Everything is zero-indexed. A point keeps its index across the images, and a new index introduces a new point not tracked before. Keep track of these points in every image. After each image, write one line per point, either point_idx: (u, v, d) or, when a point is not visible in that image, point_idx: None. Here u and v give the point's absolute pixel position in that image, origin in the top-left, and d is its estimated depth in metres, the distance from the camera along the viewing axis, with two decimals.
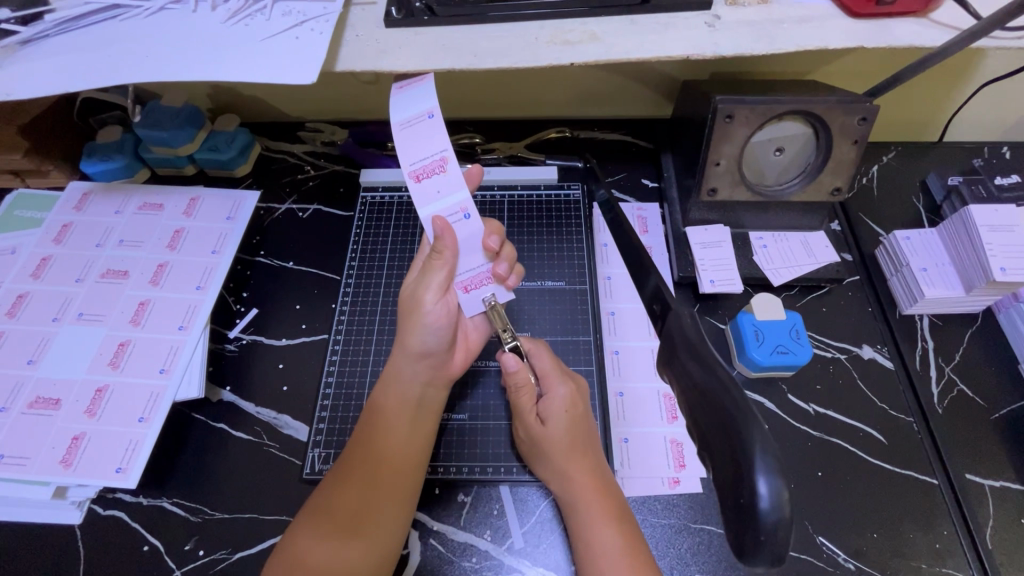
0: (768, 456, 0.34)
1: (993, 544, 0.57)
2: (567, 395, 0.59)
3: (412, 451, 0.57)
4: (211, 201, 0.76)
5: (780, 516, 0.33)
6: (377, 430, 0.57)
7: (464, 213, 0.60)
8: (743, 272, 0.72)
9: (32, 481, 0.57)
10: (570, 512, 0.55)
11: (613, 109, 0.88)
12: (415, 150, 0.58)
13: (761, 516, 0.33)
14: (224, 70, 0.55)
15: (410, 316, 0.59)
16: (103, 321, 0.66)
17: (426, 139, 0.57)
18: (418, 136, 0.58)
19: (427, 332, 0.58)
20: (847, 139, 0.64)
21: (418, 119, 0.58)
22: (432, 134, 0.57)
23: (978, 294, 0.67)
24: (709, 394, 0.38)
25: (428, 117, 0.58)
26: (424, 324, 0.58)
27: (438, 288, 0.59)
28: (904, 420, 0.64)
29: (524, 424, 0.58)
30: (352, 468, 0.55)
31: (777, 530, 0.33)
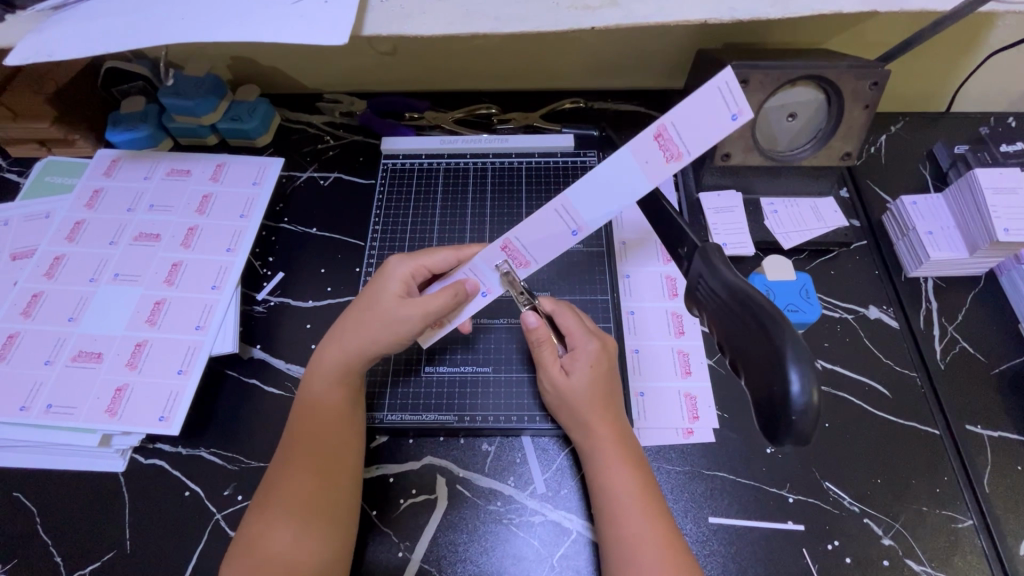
0: (803, 350, 0.37)
1: (990, 489, 0.60)
2: (592, 357, 0.60)
3: (343, 461, 0.56)
4: (238, 168, 0.78)
5: (811, 400, 0.37)
6: (302, 439, 0.57)
7: (485, 295, 0.61)
8: (755, 236, 0.74)
9: (80, 428, 0.60)
10: (589, 456, 0.58)
11: (626, 80, 0.90)
12: (534, 240, 0.58)
13: (793, 403, 0.37)
14: (255, 32, 0.57)
15: (387, 327, 0.59)
16: (139, 281, 0.68)
17: (552, 234, 0.57)
18: (551, 236, 0.57)
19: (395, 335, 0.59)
20: (858, 104, 0.66)
21: (565, 220, 0.56)
22: (558, 242, 0.57)
23: (981, 256, 0.69)
24: (739, 304, 0.42)
25: (571, 229, 0.56)
26: (397, 335, 0.59)
27: (423, 306, 0.58)
28: (907, 374, 0.67)
29: (548, 376, 0.61)
30: (297, 458, 0.56)
31: (806, 413, 0.37)
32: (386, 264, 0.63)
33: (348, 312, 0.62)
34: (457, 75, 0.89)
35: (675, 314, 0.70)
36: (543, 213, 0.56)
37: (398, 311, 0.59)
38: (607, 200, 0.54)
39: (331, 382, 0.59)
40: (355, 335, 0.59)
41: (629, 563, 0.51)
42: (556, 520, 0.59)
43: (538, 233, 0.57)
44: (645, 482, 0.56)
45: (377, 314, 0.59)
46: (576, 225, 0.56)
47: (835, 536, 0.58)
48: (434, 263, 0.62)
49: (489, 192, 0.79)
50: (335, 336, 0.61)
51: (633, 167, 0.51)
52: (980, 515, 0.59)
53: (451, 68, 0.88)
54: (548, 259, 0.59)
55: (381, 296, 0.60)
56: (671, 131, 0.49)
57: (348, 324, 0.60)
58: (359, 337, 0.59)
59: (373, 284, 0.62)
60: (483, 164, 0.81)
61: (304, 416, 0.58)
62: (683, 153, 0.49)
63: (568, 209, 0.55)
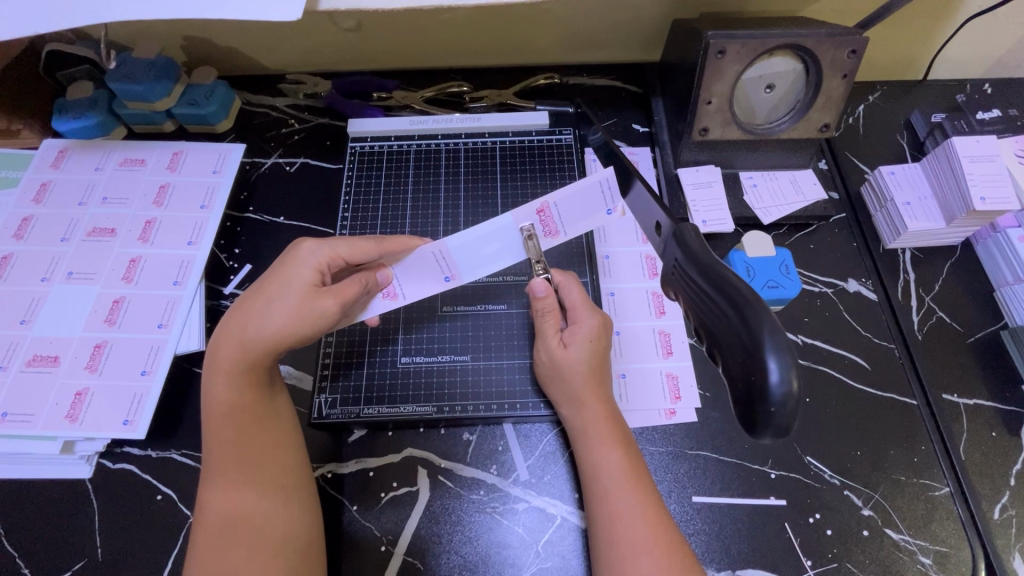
0: (780, 336, 0.36)
1: (965, 456, 0.61)
2: (595, 334, 0.60)
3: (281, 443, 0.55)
4: (196, 155, 0.74)
5: (790, 391, 0.36)
6: (232, 450, 0.53)
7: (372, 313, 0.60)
8: (734, 212, 0.73)
9: (39, 436, 0.57)
10: (579, 439, 0.57)
11: (602, 53, 0.87)
12: (410, 275, 0.60)
13: (771, 390, 0.36)
14: (203, 8, 0.53)
15: (299, 320, 0.53)
16: (95, 279, 0.65)
17: (425, 276, 0.60)
18: (422, 277, 0.60)
19: (302, 328, 0.53)
20: (837, 73, 0.64)
21: (440, 266, 0.59)
22: (430, 286, 0.60)
23: (958, 225, 0.69)
24: (714, 291, 0.40)
25: (444, 276, 0.60)
26: (305, 327, 0.54)
27: (336, 293, 0.54)
28: (885, 346, 0.67)
29: (546, 347, 0.60)
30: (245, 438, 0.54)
31: (786, 401, 0.36)
32: (299, 249, 0.56)
33: (253, 290, 0.56)
34: (425, 51, 0.86)
35: (656, 295, 0.69)
36: (419, 255, 0.58)
37: (311, 302, 0.53)
38: (480, 256, 0.59)
39: (232, 384, 0.54)
40: (273, 329, 0.53)
41: (618, 545, 0.51)
42: (541, 506, 0.59)
43: (411, 270, 0.59)
44: (633, 461, 0.55)
45: (287, 302, 0.53)
46: (449, 273, 0.60)
47: (816, 509, 0.59)
48: (354, 248, 0.56)
49: (462, 174, 0.76)
50: (235, 324, 0.55)
51: (514, 230, 0.58)
52: (955, 481, 0.60)
53: (420, 44, 0.84)
54: (415, 297, 0.60)
55: (293, 286, 0.54)
56: (552, 212, 0.58)
57: (254, 308, 0.54)
58: (269, 329, 0.53)
59: (275, 272, 0.56)
60: (455, 145, 0.78)
61: (219, 422, 0.54)
62: (560, 230, 0.59)
63: (445, 256, 0.58)
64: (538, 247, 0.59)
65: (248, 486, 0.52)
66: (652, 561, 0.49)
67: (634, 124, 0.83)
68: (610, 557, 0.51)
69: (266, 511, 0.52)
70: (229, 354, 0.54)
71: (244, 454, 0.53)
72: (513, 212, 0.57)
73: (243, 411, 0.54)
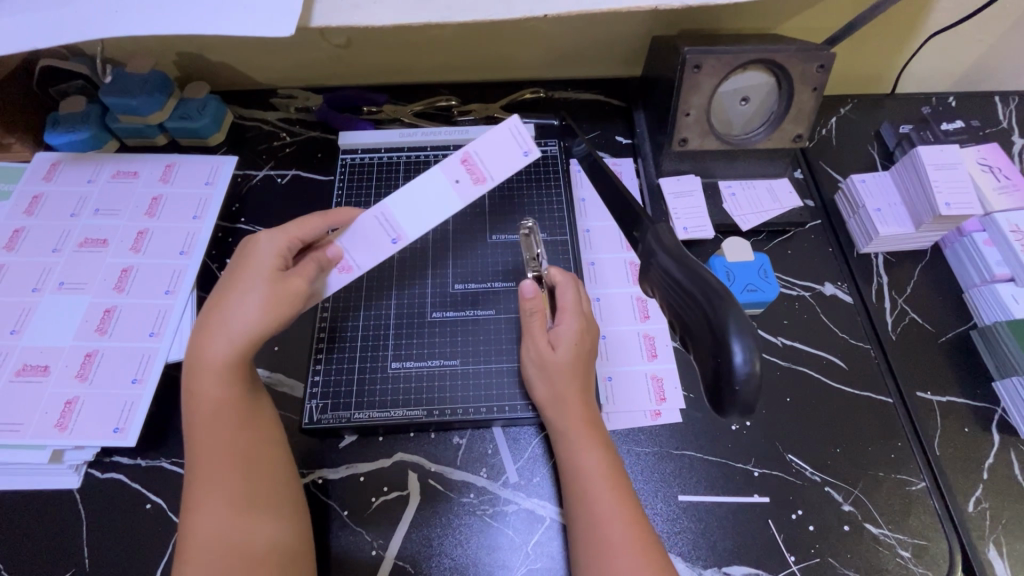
0: (745, 323, 0.39)
1: (940, 451, 0.63)
2: (581, 338, 0.61)
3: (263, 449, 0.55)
4: (189, 167, 0.75)
5: (753, 372, 0.38)
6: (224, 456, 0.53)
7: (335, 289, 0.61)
8: (714, 219, 0.75)
9: (28, 446, 0.57)
10: (560, 440, 0.59)
11: (585, 69, 0.90)
12: (359, 245, 0.60)
13: (736, 372, 0.39)
14: (200, 24, 0.54)
15: (274, 305, 0.54)
16: (86, 289, 0.65)
17: (373, 244, 0.60)
18: (371, 245, 0.60)
19: (279, 313, 0.54)
20: (807, 86, 0.68)
21: (385, 229, 0.61)
22: (378, 252, 0.61)
23: (927, 230, 0.72)
24: (684, 286, 0.44)
25: (390, 239, 0.60)
26: (283, 312, 0.54)
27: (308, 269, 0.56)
28: (861, 346, 0.69)
29: (535, 344, 0.62)
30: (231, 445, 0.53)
31: (750, 381, 0.39)
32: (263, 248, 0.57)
33: (218, 291, 0.55)
34: (414, 68, 0.88)
35: (640, 299, 0.71)
36: (362, 222, 0.60)
37: (281, 284, 0.54)
38: (423, 216, 0.60)
39: (221, 392, 0.53)
40: (246, 319, 0.52)
41: (602, 544, 0.52)
42: (530, 508, 0.60)
43: (356, 239, 0.60)
44: (613, 461, 0.56)
45: (258, 291, 0.54)
46: (395, 234, 0.60)
47: (798, 506, 0.60)
48: (311, 230, 0.58)
49: None
50: (211, 329, 0.53)
51: (440, 179, 0.60)
52: (932, 476, 0.62)
53: (409, 60, 0.87)
54: (371, 265, 0.61)
55: (258, 274, 0.54)
56: (474, 158, 0.60)
57: (223, 306, 0.54)
58: (241, 324, 0.53)
59: (238, 266, 0.56)
60: (444, 156, 0.80)
61: (204, 426, 0.53)
62: (486, 177, 0.60)
63: (388, 217, 0.60)
64: (469, 195, 0.60)
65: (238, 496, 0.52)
66: (632, 556, 0.50)
67: (617, 136, 0.86)
68: (592, 551, 0.52)
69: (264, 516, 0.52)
70: (201, 355, 0.52)
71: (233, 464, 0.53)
72: (439, 167, 0.60)
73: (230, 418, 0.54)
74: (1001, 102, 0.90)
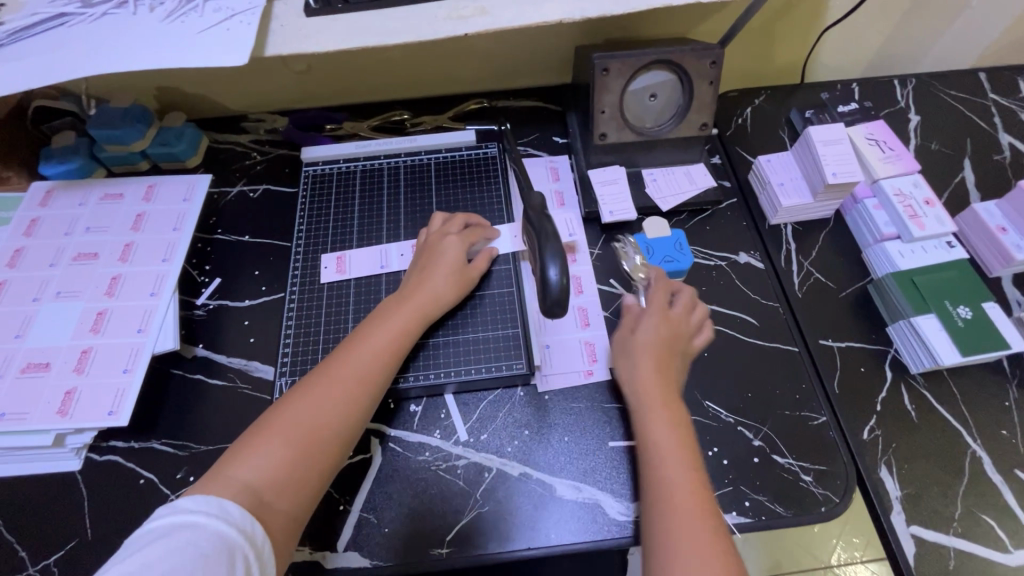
0: (558, 252, 0.62)
1: (839, 390, 0.71)
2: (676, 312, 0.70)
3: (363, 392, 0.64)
4: (168, 186, 0.85)
5: (560, 280, 0.61)
6: (353, 358, 0.65)
7: (382, 267, 0.81)
8: (638, 203, 0.85)
9: (34, 432, 0.65)
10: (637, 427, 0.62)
11: (525, 79, 1.00)
12: (358, 257, 0.82)
13: (550, 283, 0.62)
14: (168, 59, 0.64)
15: (444, 270, 0.73)
16: (81, 295, 0.74)
17: (369, 263, 0.81)
18: (367, 262, 0.81)
19: (444, 276, 0.73)
20: (704, 80, 0.77)
21: (381, 257, 0.82)
22: (369, 269, 0.81)
23: (822, 199, 0.81)
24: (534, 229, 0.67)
25: (382, 264, 0.81)
26: (446, 274, 0.73)
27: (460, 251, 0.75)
28: (771, 305, 0.78)
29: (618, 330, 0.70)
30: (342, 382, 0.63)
31: (559, 289, 0.61)
32: (442, 232, 0.77)
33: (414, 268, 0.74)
34: (370, 87, 0.98)
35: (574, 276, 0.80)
36: (370, 248, 0.83)
37: (454, 264, 0.74)
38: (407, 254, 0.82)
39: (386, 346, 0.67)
40: (435, 286, 0.72)
41: (673, 504, 0.54)
42: (478, 460, 0.68)
43: (361, 254, 0.82)
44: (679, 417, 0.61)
45: (443, 266, 0.73)
46: (385, 263, 0.81)
47: (714, 444, 0.68)
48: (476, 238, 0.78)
49: (403, 187, 0.88)
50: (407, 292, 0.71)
51: None
52: (831, 411, 0.70)
53: (364, 80, 0.97)
54: (358, 274, 0.81)
55: (444, 256, 0.74)
56: None
57: (418, 276, 0.73)
58: (435, 288, 0.72)
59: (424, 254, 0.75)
60: (396, 163, 0.90)
61: (364, 346, 0.66)
62: None
63: (388, 250, 0.82)
64: None
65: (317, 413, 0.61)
66: (693, 512, 0.53)
67: (553, 136, 0.96)
68: (670, 508, 0.54)
69: (326, 433, 0.60)
70: (406, 300, 0.70)
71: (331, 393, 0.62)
72: None
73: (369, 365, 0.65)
74: (900, 85, 1.00)
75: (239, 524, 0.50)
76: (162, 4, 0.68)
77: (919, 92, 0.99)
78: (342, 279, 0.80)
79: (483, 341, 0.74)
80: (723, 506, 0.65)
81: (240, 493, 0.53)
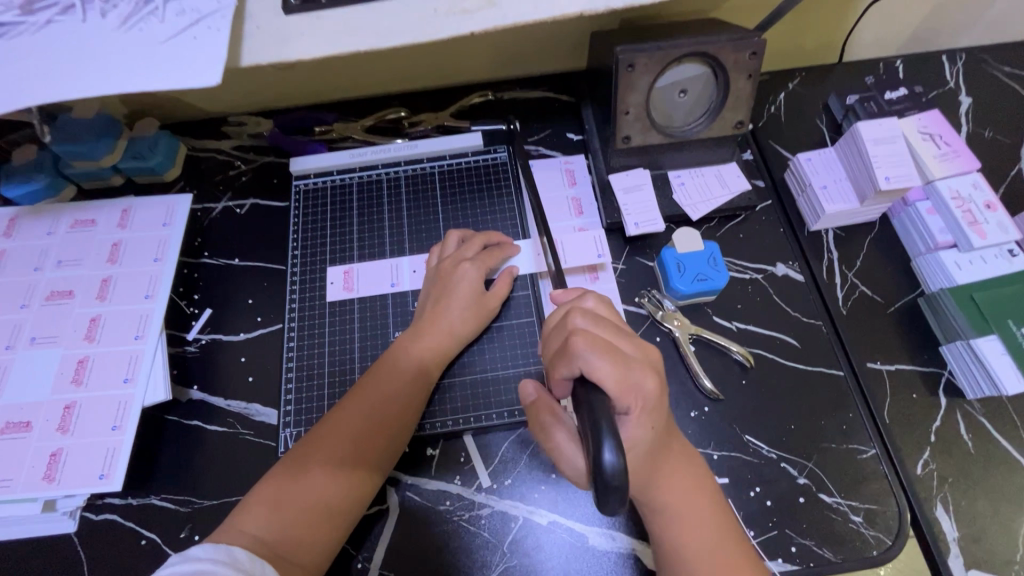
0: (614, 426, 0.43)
1: (890, 418, 0.66)
2: (637, 342, 0.54)
3: (380, 440, 0.60)
4: (145, 209, 0.77)
5: (621, 472, 0.41)
6: (367, 404, 0.61)
7: (393, 285, 0.74)
8: (665, 211, 0.77)
9: (20, 499, 0.60)
10: (652, 514, 0.55)
11: (532, 67, 0.90)
12: (365, 274, 0.75)
13: (607, 473, 0.41)
14: (128, 79, 0.55)
15: (459, 302, 0.67)
16: (58, 341, 0.67)
17: (376, 281, 0.75)
18: (375, 280, 0.75)
19: (458, 308, 0.67)
20: (742, 74, 0.68)
21: (390, 274, 0.75)
22: (377, 287, 0.74)
23: (871, 203, 0.74)
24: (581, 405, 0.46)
25: (391, 283, 0.74)
26: (460, 307, 0.67)
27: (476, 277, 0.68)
28: (813, 323, 0.72)
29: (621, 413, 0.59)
30: (353, 431, 0.59)
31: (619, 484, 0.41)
32: (455, 257, 0.70)
33: (428, 297, 0.69)
34: (361, 82, 0.88)
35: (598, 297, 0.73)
36: (378, 264, 0.76)
37: (470, 293, 0.68)
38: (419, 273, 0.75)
39: (400, 391, 0.62)
40: (451, 320, 0.67)
41: None
42: (503, 509, 0.63)
43: (368, 272, 0.75)
44: (695, 487, 0.56)
45: (459, 297, 0.67)
46: (394, 280, 0.74)
47: (756, 483, 0.64)
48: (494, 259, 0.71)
49: (404, 200, 0.80)
50: (422, 327, 0.66)
51: None
52: (882, 444, 0.65)
53: (354, 75, 0.86)
54: (364, 293, 0.74)
55: (459, 285, 0.68)
56: None
57: (432, 308, 0.67)
58: (450, 323, 0.66)
59: (438, 280, 0.69)
60: (396, 173, 0.81)
61: (377, 393, 0.62)
62: None
63: (397, 267, 0.75)
64: None
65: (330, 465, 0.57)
66: None
67: (568, 133, 0.86)
68: None
69: (340, 487, 0.57)
70: (421, 338, 0.66)
71: (342, 442, 0.59)
72: None
73: (384, 414, 0.61)
74: (947, 62, 0.91)
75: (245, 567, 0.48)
76: (115, 7, 0.58)
77: (970, 70, 0.90)
78: (348, 297, 0.74)
79: (502, 381, 0.69)
80: (769, 554, 0.60)
81: (255, 546, 0.52)
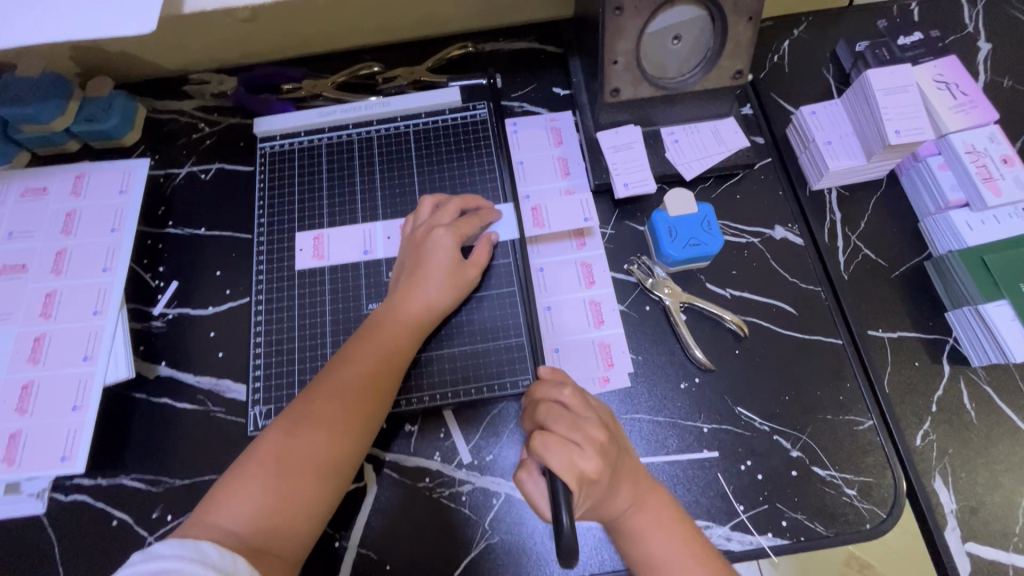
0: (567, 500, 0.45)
1: (889, 388, 0.63)
2: (589, 428, 0.51)
3: (355, 419, 0.57)
4: (100, 176, 0.72)
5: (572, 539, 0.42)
6: (339, 382, 0.58)
7: (366, 254, 0.70)
8: (656, 171, 0.72)
9: None
10: (618, 531, 0.53)
11: (515, 15, 0.83)
12: (337, 242, 0.71)
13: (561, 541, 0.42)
14: (51, 31, 0.49)
15: (433, 273, 0.63)
16: (13, 319, 0.64)
17: (348, 249, 0.70)
18: (347, 248, 0.70)
19: (434, 279, 0.63)
20: (742, 16, 0.62)
21: (363, 241, 0.71)
22: (350, 256, 0.70)
23: (878, 160, 0.69)
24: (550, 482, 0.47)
25: (363, 250, 0.70)
26: (436, 279, 0.63)
27: (453, 245, 0.64)
28: (812, 290, 0.68)
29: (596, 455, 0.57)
30: (325, 411, 0.56)
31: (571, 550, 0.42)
32: (429, 225, 0.65)
33: (403, 271, 0.65)
34: (328, 34, 0.81)
35: (585, 265, 0.69)
36: (351, 231, 0.71)
37: (445, 262, 0.63)
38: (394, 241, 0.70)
39: (372, 368, 0.59)
40: (426, 292, 0.63)
41: None
42: (484, 486, 0.61)
43: (340, 239, 0.71)
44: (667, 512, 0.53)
45: (433, 267, 0.63)
46: (367, 248, 0.70)
47: (747, 457, 0.61)
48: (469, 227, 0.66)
49: (377, 163, 0.74)
50: (395, 302, 0.62)
51: None
52: (881, 415, 0.62)
53: (321, 26, 0.79)
54: (337, 262, 0.70)
55: (434, 255, 0.63)
56: None
57: (407, 281, 0.63)
58: (426, 296, 0.63)
59: (413, 251, 0.65)
60: (368, 133, 0.76)
61: (350, 371, 0.58)
62: None
63: (371, 233, 0.71)
64: None
65: (304, 449, 0.54)
66: None
67: (554, 88, 0.80)
68: None
69: (315, 471, 0.54)
70: (395, 312, 0.62)
71: (314, 425, 0.55)
72: None
73: (357, 393, 0.57)
74: (968, 3, 0.83)
75: (221, 566, 0.45)
76: None
77: (992, 12, 0.82)
78: (320, 266, 0.70)
79: (483, 356, 0.65)
80: (759, 528, 0.59)
81: (224, 539, 0.49)
